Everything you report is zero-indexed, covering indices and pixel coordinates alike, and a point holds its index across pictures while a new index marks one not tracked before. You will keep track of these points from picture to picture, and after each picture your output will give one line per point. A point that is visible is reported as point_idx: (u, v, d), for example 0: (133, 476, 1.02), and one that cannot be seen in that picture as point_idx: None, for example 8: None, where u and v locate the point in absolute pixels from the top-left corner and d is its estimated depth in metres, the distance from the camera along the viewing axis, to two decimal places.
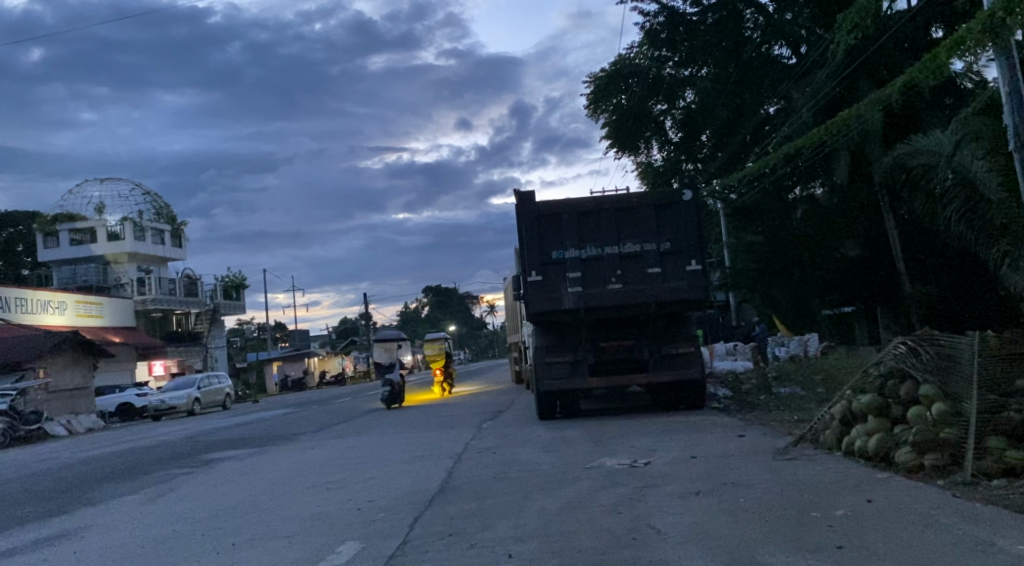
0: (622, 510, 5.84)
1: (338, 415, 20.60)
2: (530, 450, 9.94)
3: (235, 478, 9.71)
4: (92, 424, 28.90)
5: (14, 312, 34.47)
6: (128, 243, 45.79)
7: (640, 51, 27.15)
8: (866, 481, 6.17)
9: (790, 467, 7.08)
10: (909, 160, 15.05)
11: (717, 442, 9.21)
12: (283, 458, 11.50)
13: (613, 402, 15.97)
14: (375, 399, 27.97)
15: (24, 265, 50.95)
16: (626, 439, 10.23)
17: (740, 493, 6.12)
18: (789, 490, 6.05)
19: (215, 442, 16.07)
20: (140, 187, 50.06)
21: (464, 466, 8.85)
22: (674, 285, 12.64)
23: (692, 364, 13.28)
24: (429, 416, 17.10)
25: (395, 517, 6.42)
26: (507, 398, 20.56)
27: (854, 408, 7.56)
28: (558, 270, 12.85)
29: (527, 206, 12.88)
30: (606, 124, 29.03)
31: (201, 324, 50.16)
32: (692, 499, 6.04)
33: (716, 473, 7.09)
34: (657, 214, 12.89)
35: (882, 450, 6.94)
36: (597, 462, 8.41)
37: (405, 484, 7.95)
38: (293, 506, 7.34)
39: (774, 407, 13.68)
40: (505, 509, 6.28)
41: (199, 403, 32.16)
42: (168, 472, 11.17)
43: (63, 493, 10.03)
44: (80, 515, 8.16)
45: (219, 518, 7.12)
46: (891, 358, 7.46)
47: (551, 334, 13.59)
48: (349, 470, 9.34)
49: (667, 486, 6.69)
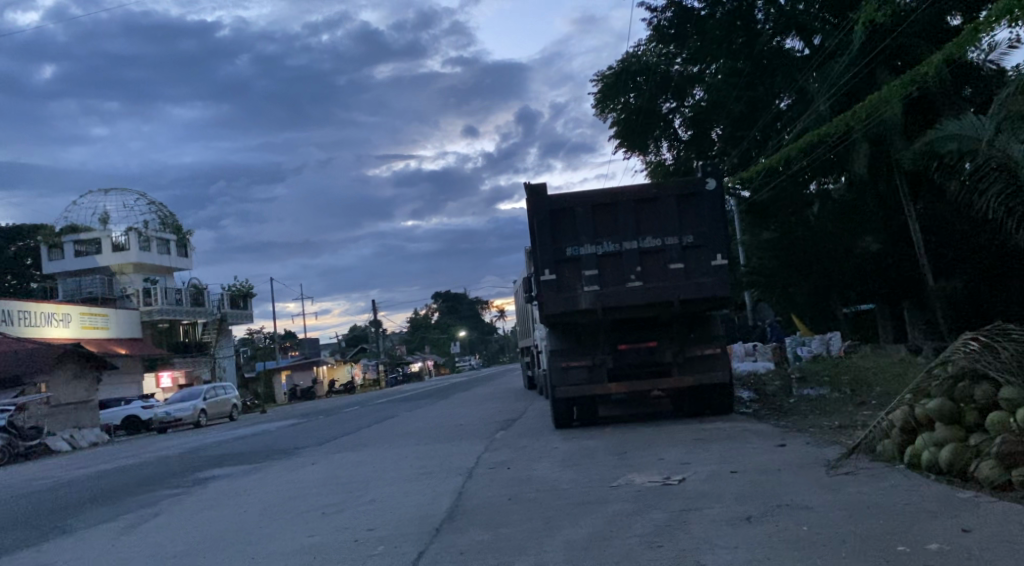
0: (663, 544, 4.92)
1: (344, 426, 19.86)
2: (548, 464, 9.08)
3: (225, 501, 8.89)
4: (96, 438, 28.33)
5: (17, 325, 33.92)
6: (133, 253, 45.13)
7: (649, 47, 26.42)
8: (952, 503, 5.24)
9: (850, 485, 6.16)
10: (939, 146, 13.95)
11: (756, 454, 8.32)
12: (280, 476, 10.71)
13: (630, 410, 15.02)
14: (383, 407, 27.25)
15: (33, 278, 50.79)
16: (652, 451, 9.30)
17: (802, 519, 5.22)
18: (860, 515, 5.15)
19: (214, 457, 15.30)
20: (145, 198, 49.72)
21: (475, 485, 8.03)
22: (698, 282, 11.71)
23: (718, 366, 12.34)
24: (436, 426, 16.24)
25: (395, 552, 5.54)
26: (519, 405, 19.73)
27: (918, 415, 6.60)
28: (573, 267, 11.95)
29: (539, 198, 11.99)
30: (613, 124, 27.91)
31: (209, 334, 49.57)
32: (744, 527, 5.17)
33: (765, 493, 6.20)
34: (679, 205, 11.97)
35: (959, 464, 5.99)
36: (625, 479, 7.48)
37: (409, 509, 7.11)
38: (285, 536, 6.53)
39: (808, 411, 12.73)
40: (523, 542, 5.39)
41: (205, 415, 31.50)
42: (156, 493, 10.37)
43: (37, 522, 9.18)
44: (50, 548, 7.33)
45: (200, 553, 6.27)
46: (961, 355, 6.39)
47: (566, 338, 12.71)
48: (351, 491, 8.55)
49: (711, 509, 5.80)
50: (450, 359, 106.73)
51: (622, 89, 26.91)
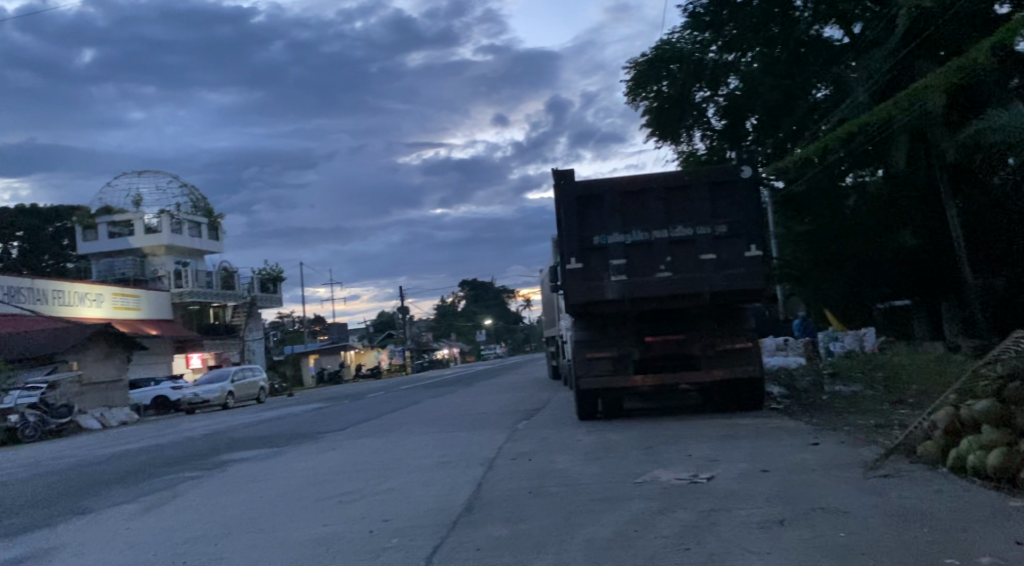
0: (691, 547, 4.65)
1: (369, 412, 19.80)
2: (570, 457, 8.85)
3: (242, 486, 8.78)
4: (126, 417, 28.68)
5: (51, 304, 34.44)
6: (165, 236, 45.43)
7: (683, 34, 25.49)
8: (1001, 513, 4.89)
9: (889, 489, 5.85)
10: (983, 137, 13.39)
11: (787, 452, 8.01)
12: (300, 461, 10.60)
13: (657, 403, 14.74)
14: (408, 393, 27.17)
15: (68, 259, 51.53)
16: (678, 446, 9.03)
17: (838, 525, 4.92)
18: (901, 523, 4.84)
19: (237, 439, 15.29)
20: (178, 181, 50.12)
21: (495, 477, 7.82)
22: (731, 273, 11.35)
23: (749, 360, 12.00)
24: (459, 414, 16.08)
25: (410, 546, 5.32)
26: (544, 395, 19.50)
27: (963, 416, 6.27)
28: (601, 255, 11.65)
29: (567, 185, 11.71)
30: (646, 113, 26.82)
31: (238, 317, 49.92)
32: (777, 531, 4.89)
33: (797, 494, 5.92)
34: (712, 193, 11.62)
35: (1007, 468, 5.60)
36: (650, 476, 7.22)
37: (427, 500, 6.92)
38: (298, 525, 6.34)
39: (841, 408, 12.33)
40: (542, 540, 5.15)
41: (233, 396, 31.72)
42: (175, 476, 10.30)
43: (55, 502, 9.12)
44: (66, 529, 7.24)
45: (211, 540, 6.09)
46: (1012, 354, 6.16)
47: (591, 328, 12.43)
48: (369, 479, 8.39)
49: (741, 511, 5.52)
50: (476, 347, 106.84)
51: (654, 77, 25.91)
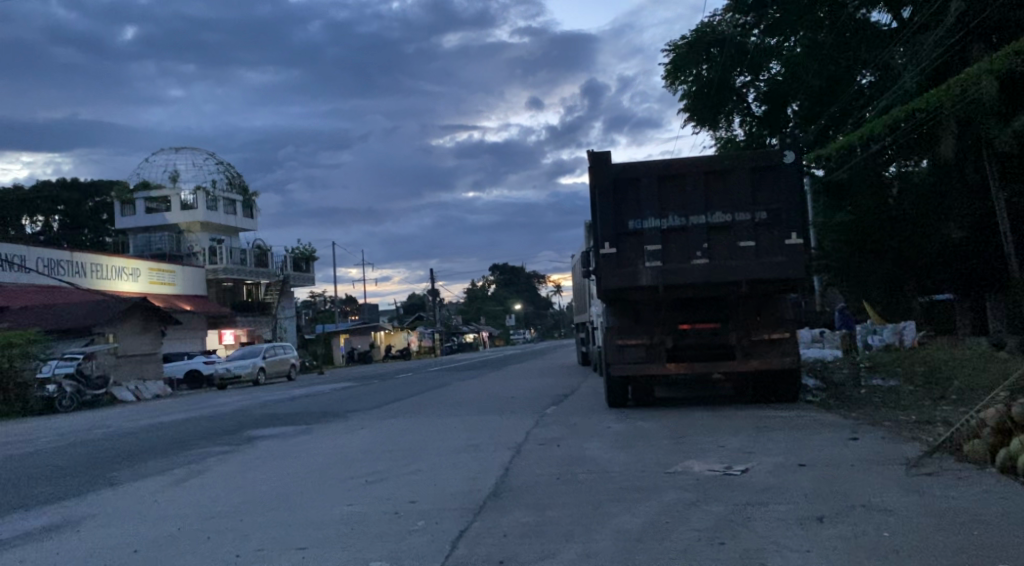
0: (725, 542, 4.47)
1: (398, 392, 19.80)
2: (599, 444, 8.70)
3: (269, 463, 8.75)
4: (159, 390, 29.06)
5: (89, 276, 35.07)
6: (200, 212, 45.93)
7: (724, 16, 24.95)
8: None
9: (935, 488, 5.60)
10: None
11: (825, 446, 7.77)
12: (326, 440, 10.57)
13: (690, 392, 14.50)
14: (437, 375, 27.19)
15: (106, 233, 52.58)
16: (711, 437, 8.82)
17: (880, 524, 4.70)
18: (948, 524, 4.61)
19: (267, 416, 15.36)
20: (214, 158, 50.62)
21: (523, 462, 7.70)
22: (771, 262, 11.04)
23: (786, 351, 11.68)
24: (488, 397, 16.00)
25: (435, 530, 5.20)
26: (573, 380, 19.35)
27: (1015, 414, 5.97)
28: (635, 241, 11.43)
29: (603, 167, 11.47)
30: (683, 97, 26.14)
31: (271, 295, 50.39)
32: (817, 528, 4.69)
33: (835, 490, 5.72)
34: (754, 177, 11.30)
35: None
36: (682, 466, 7.05)
37: (454, 483, 6.82)
38: (323, 504, 6.26)
39: (881, 402, 11.99)
40: (570, 528, 5.00)
41: (264, 373, 32.05)
42: (204, 450, 10.33)
43: (85, 471, 9.18)
44: (95, 500, 7.26)
45: (237, 516, 6.03)
46: None
47: (624, 315, 12.22)
48: (394, 460, 8.32)
49: (778, 506, 5.33)
50: (505, 331, 106.79)
51: (693, 60, 25.15)
